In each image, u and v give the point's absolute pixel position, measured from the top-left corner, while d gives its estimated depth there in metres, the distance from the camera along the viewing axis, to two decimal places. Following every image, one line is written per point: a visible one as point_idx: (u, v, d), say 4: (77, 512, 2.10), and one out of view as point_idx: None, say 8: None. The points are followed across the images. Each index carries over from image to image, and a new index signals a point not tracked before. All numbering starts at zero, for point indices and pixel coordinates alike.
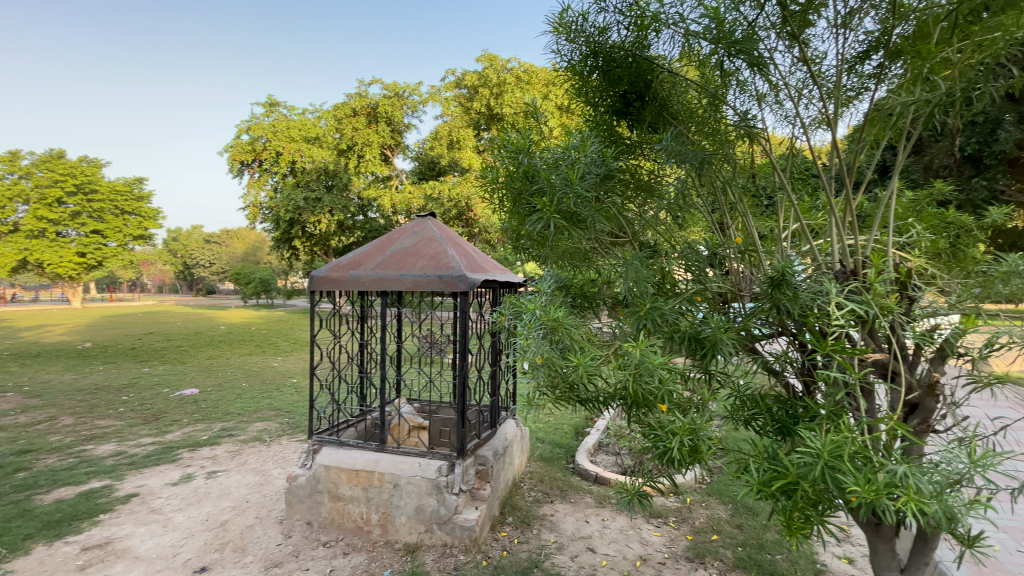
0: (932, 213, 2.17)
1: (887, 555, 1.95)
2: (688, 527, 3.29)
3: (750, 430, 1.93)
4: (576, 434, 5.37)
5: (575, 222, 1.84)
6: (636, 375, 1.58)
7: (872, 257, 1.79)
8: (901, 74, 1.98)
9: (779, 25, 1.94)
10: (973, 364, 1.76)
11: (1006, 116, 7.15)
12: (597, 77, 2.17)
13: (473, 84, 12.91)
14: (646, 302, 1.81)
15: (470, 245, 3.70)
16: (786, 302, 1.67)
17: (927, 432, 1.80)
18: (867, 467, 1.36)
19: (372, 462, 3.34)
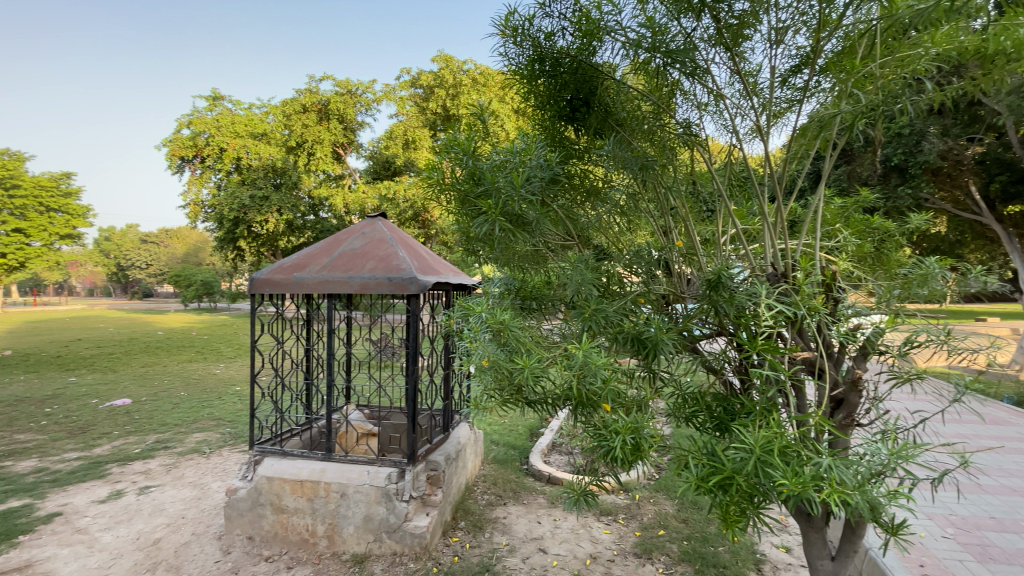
0: (860, 218, 2.31)
1: (820, 544, 2.04)
2: (637, 524, 3.36)
3: (692, 428, 1.99)
4: (530, 436, 5.38)
5: (521, 225, 1.86)
6: (582, 376, 1.61)
7: (802, 261, 1.89)
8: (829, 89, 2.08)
9: (715, 39, 2.01)
10: (893, 361, 1.89)
11: (924, 131, 7.78)
12: (543, 81, 2.19)
13: (428, 84, 12.78)
14: (593, 303, 1.85)
15: (421, 247, 3.64)
16: (723, 303, 1.74)
17: (852, 425, 1.91)
18: (795, 460, 1.44)
19: (318, 471, 3.22)
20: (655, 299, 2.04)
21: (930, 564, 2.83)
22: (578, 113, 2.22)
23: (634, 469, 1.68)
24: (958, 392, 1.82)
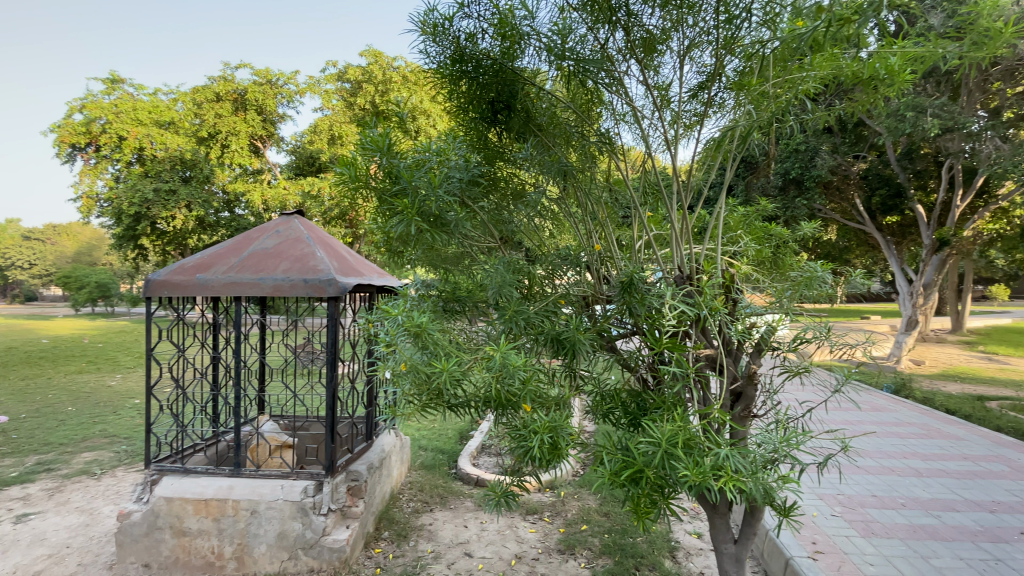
0: (760, 225, 2.50)
1: (724, 528, 2.18)
2: (561, 521, 3.43)
3: (609, 424, 2.05)
4: (459, 439, 5.34)
5: (438, 226, 1.83)
6: (501, 378, 1.60)
7: (706, 264, 2.03)
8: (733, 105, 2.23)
9: (628, 51, 2.09)
10: (784, 355, 2.07)
11: (818, 148, 8.65)
12: (464, 82, 2.18)
13: (356, 78, 12.33)
14: (513, 304, 1.87)
15: (342, 247, 3.48)
16: (635, 304, 1.83)
17: (749, 417, 2.07)
18: (697, 453, 1.53)
19: (225, 489, 2.99)
20: (575, 300, 2.09)
21: (820, 541, 3.13)
22: (499, 116, 2.22)
23: (554, 468, 1.71)
24: (838, 383, 2.02)
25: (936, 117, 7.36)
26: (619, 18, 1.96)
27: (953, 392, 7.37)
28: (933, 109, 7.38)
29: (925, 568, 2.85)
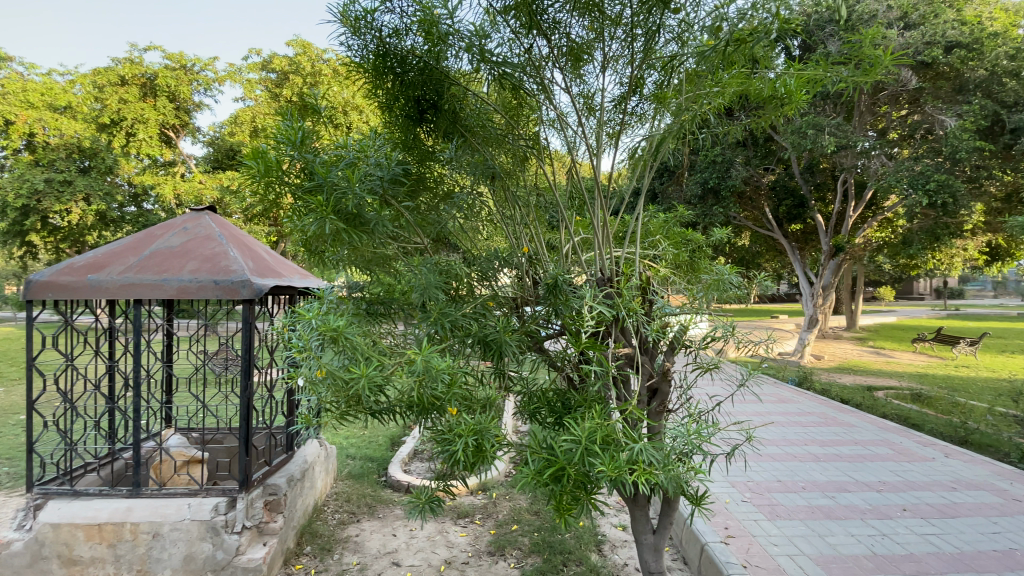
0: (678, 231, 2.63)
1: (644, 520, 2.28)
2: (492, 523, 3.44)
3: (534, 424, 2.07)
4: (390, 446, 5.20)
5: (356, 225, 1.76)
6: (422, 382, 1.56)
7: (625, 267, 2.12)
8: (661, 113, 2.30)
9: (555, 57, 2.12)
10: (696, 353, 2.20)
11: (733, 160, 9.31)
12: (387, 80, 2.12)
13: (282, 69, 11.72)
14: (436, 305, 1.84)
15: (260, 247, 3.28)
16: (561, 304, 1.92)
17: (665, 412, 2.17)
18: (614, 449, 1.58)
19: (122, 512, 2.72)
20: (502, 301, 2.09)
21: (732, 526, 3.36)
22: (426, 115, 2.19)
23: (478, 470, 1.70)
24: (743, 377, 2.18)
25: (833, 135, 8.17)
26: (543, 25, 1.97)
27: (847, 383, 8.19)
28: (830, 128, 8.18)
29: (821, 545, 3.14)
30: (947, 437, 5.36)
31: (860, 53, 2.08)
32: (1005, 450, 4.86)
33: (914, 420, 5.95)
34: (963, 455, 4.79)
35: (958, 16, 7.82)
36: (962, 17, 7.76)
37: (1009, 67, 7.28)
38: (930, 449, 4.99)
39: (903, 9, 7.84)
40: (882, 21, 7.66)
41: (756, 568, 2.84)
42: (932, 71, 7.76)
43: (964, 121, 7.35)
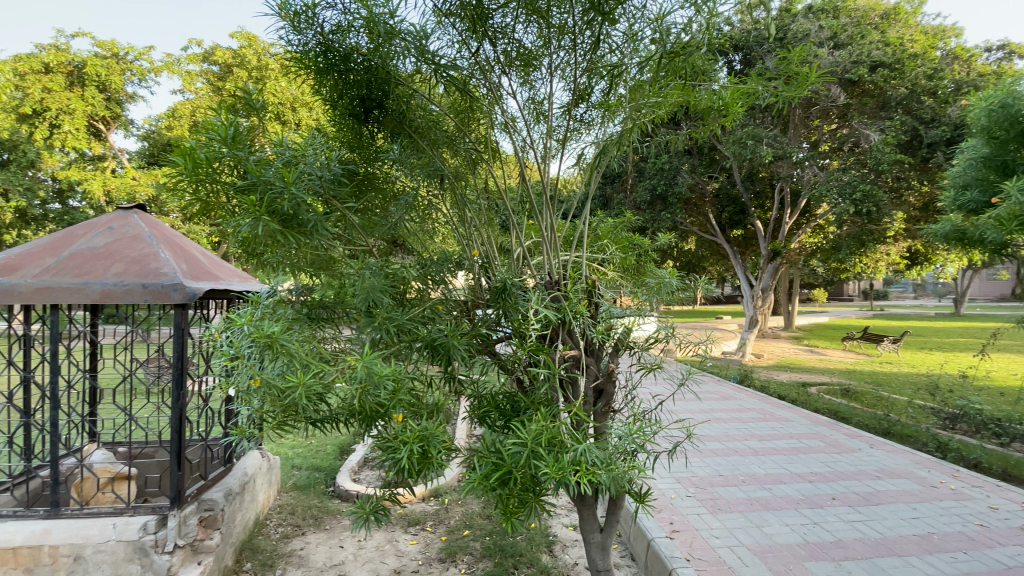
0: (625, 236, 2.70)
1: (591, 519, 2.32)
2: (443, 529, 3.40)
3: (483, 427, 2.05)
4: (339, 455, 5.05)
5: (293, 226, 1.68)
6: (365, 389, 1.51)
7: (571, 271, 2.16)
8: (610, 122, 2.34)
9: (503, 62, 2.12)
10: (640, 354, 2.27)
11: (679, 167, 9.68)
12: (328, 76, 2.06)
13: (226, 61, 11.18)
14: (381, 309, 1.78)
15: (196, 249, 3.11)
16: (509, 307, 1.92)
17: (610, 412, 2.23)
18: (558, 451, 1.59)
19: (39, 534, 2.51)
20: (453, 305, 2.06)
21: (677, 521, 3.48)
22: (370, 114, 2.15)
23: (425, 478, 1.66)
24: (683, 377, 2.27)
25: (770, 146, 8.64)
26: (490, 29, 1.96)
27: (783, 380, 8.68)
28: (768, 139, 8.66)
29: (758, 535, 3.30)
30: (871, 429, 5.77)
31: (787, 69, 2.21)
32: (921, 439, 5.28)
33: (843, 413, 6.37)
34: (885, 446, 5.17)
35: (882, 38, 8.46)
36: (885, 40, 8.40)
37: (925, 87, 7.94)
38: (857, 441, 5.35)
39: (833, 30, 8.40)
40: (814, 40, 8.18)
41: (698, 561, 2.96)
42: (859, 88, 8.35)
43: (886, 136, 7.96)
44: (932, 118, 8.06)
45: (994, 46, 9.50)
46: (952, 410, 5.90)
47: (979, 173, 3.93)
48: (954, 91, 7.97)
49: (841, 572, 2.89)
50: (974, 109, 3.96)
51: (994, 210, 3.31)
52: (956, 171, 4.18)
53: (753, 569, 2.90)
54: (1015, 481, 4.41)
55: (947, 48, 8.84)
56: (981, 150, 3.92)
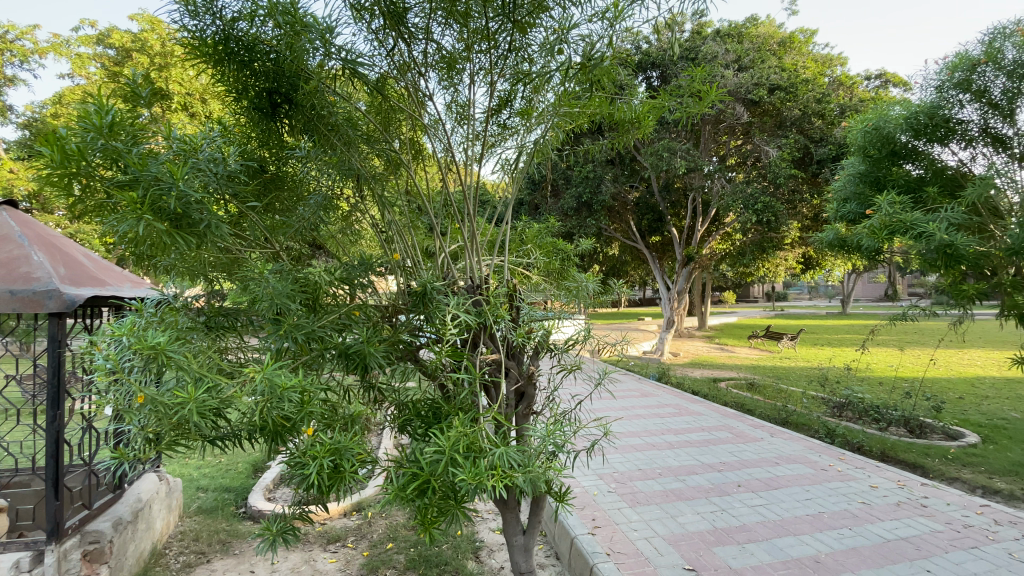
0: (549, 241, 2.76)
1: (515, 521, 2.33)
2: (365, 544, 3.27)
3: (403, 434, 1.97)
4: (251, 473, 4.71)
5: (182, 226, 1.54)
6: (268, 404, 1.41)
7: (493, 276, 2.16)
8: (535, 129, 2.35)
9: (423, 61, 2.07)
10: (561, 355, 2.31)
11: (603, 176, 10.08)
12: (227, 66, 1.93)
13: (123, 45, 10.12)
14: (288, 317, 1.67)
15: (78, 251, 2.78)
16: (429, 312, 1.89)
17: (530, 414, 2.26)
18: (476, 457, 1.57)
19: None
20: (372, 312, 1.98)
21: (599, 516, 3.60)
22: (278, 109, 2.03)
23: (338, 493, 1.58)
24: (600, 377, 2.35)
25: (684, 159, 9.23)
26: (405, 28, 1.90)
27: (697, 377, 9.28)
28: (682, 152, 9.25)
29: (673, 525, 3.49)
30: (773, 419, 6.31)
31: (692, 86, 2.37)
32: (814, 427, 5.85)
33: (748, 406, 6.92)
34: (784, 434, 5.68)
35: (780, 63, 9.31)
36: (781, 65, 9.25)
37: (815, 110, 8.84)
38: (760, 431, 5.82)
39: (737, 53, 9.14)
40: (721, 62, 8.86)
41: (618, 554, 3.07)
42: (760, 108, 9.14)
43: (782, 152, 8.77)
44: (821, 137, 9.00)
45: (871, 76, 10.77)
46: (839, 400, 6.59)
47: (856, 188, 4.44)
48: (839, 114, 8.94)
49: (745, 554, 3.12)
50: (853, 130, 4.45)
51: (868, 221, 3.74)
52: (839, 185, 4.67)
53: (668, 558, 3.06)
54: (889, 460, 5.00)
55: (833, 76, 9.92)
56: (858, 167, 4.41)
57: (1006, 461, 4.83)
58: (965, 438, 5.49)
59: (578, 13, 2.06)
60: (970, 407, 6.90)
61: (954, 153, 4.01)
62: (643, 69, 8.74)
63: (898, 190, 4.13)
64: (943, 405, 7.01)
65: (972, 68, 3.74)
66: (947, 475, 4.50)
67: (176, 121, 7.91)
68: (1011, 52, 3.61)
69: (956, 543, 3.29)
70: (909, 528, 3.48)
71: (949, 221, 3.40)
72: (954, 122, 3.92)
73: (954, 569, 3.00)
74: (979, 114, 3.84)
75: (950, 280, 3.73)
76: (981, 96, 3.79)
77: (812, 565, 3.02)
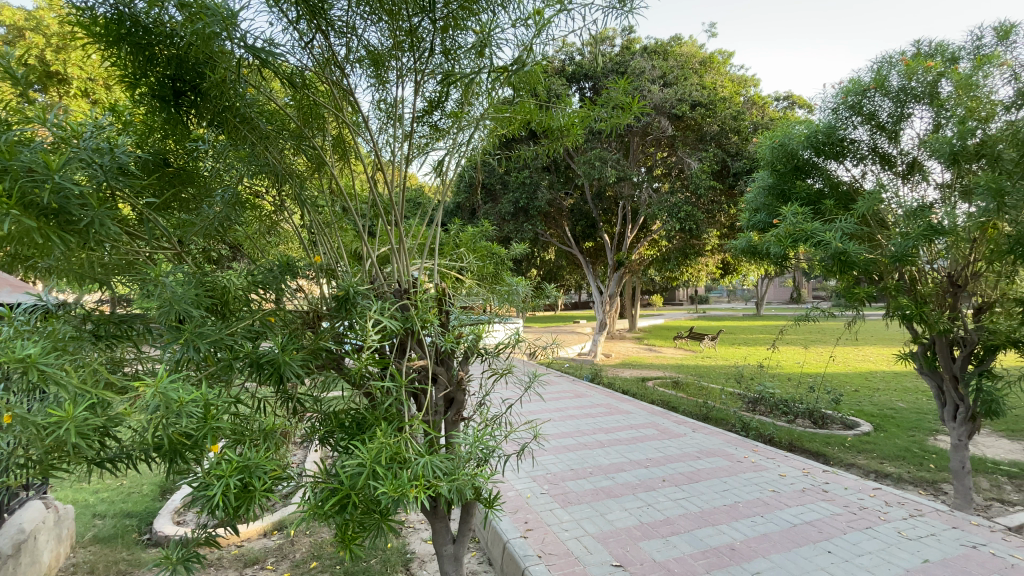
0: (483, 245, 2.75)
1: (444, 530, 2.29)
2: (287, 564, 3.08)
3: (325, 446, 1.86)
4: (158, 495, 4.31)
5: (59, 222, 1.38)
6: (162, 420, 1.27)
7: (421, 280, 2.11)
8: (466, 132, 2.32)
9: (347, 56, 1.99)
10: (491, 360, 2.30)
11: (539, 182, 10.25)
12: (125, 49, 1.79)
13: (11, 22, 9.00)
14: (190, 324, 1.53)
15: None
16: (353, 316, 1.80)
17: (459, 421, 2.24)
18: (399, 468, 1.52)
19: None
20: (289, 318, 1.87)
21: (531, 519, 3.62)
22: (182, 97, 1.90)
23: (248, 513, 1.46)
24: (530, 380, 2.37)
25: (614, 168, 9.61)
26: (326, 21, 1.80)
27: (626, 377, 9.63)
28: (612, 161, 9.61)
29: (602, 522, 3.58)
30: (695, 416, 6.68)
31: (619, 98, 2.45)
32: (731, 421, 6.24)
33: (672, 403, 7.28)
34: (704, 429, 6.01)
35: (701, 81, 9.91)
36: (702, 83, 9.85)
37: (731, 126, 9.50)
38: (683, 427, 6.13)
39: (663, 70, 9.65)
40: (648, 78, 9.31)
41: (549, 556, 3.10)
42: (683, 122, 9.69)
43: (702, 165, 9.36)
44: (737, 152, 9.67)
45: (780, 97, 11.75)
46: (753, 395, 7.09)
47: (765, 200, 4.81)
48: (752, 131, 9.68)
49: (669, 546, 3.26)
50: (762, 146, 4.80)
51: (775, 230, 4.06)
52: (750, 197, 5.04)
53: (596, 556, 3.13)
54: (797, 450, 5.44)
55: (747, 96, 10.72)
56: (767, 180, 4.78)
57: (893, 447, 5.40)
58: (859, 427, 6.09)
59: (504, 19, 2.08)
60: (864, 399, 7.66)
61: (848, 169, 4.45)
62: (575, 80, 9.02)
63: (801, 202, 4.51)
64: (841, 398, 7.75)
65: (862, 93, 4.16)
66: (846, 462, 4.96)
67: (75, 108, 7.12)
68: (895, 80, 4.05)
69: (853, 524, 3.62)
70: (813, 513, 3.79)
71: (844, 231, 3.75)
72: (847, 141, 4.35)
73: (851, 548, 3.29)
74: (869, 135, 4.30)
75: (845, 284, 4.12)
76: (871, 119, 4.23)
77: (728, 553, 3.20)
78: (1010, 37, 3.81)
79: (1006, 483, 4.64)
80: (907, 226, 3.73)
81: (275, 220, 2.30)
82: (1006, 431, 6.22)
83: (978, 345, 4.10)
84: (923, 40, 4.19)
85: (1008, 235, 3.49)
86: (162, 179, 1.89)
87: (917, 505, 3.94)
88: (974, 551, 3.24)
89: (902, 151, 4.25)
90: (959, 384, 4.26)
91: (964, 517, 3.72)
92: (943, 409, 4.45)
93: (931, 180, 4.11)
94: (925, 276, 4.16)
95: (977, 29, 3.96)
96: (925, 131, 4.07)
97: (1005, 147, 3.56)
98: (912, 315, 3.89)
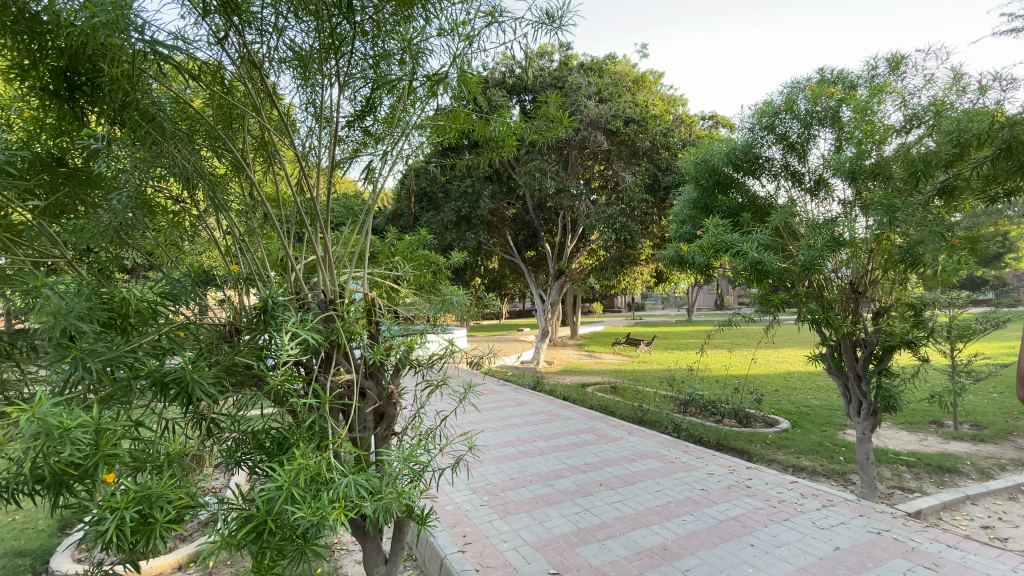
0: (422, 253, 2.70)
1: (375, 551, 2.23)
2: None
3: (243, 469, 1.74)
4: (57, 530, 3.88)
5: None
6: (42, 448, 1.13)
7: (349, 290, 2.03)
8: (394, 141, 2.25)
9: (273, 54, 1.93)
10: (424, 371, 2.26)
11: (481, 192, 10.27)
12: (10, 38, 1.63)
13: None
14: (79, 340, 1.37)
15: None
16: (272, 327, 1.68)
17: (390, 437, 2.19)
18: (319, 490, 1.44)
19: None
20: (203, 332, 1.75)
21: (470, 532, 3.57)
22: (78, 91, 1.75)
23: (149, 552, 1.32)
24: (465, 391, 2.33)
25: (553, 180, 9.85)
26: (242, 16, 1.71)
27: (567, 381, 10.04)
28: (551, 173, 9.84)
29: (541, 531, 3.59)
30: (631, 419, 6.89)
31: (551, 112, 2.49)
32: (664, 423, 6.49)
33: (610, 407, 7.45)
34: (640, 432, 6.21)
35: (634, 99, 10.33)
36: (635, 101, 10.30)
37: (662, 142, 10.02)
38: (620, 431, 6.30)
39: (598, 86, 9.97)
40: (584, 94, 9.61)
41: (487, 569, 3.07)
42: (618, 138, 10.07)
43: (636, 178, 9.79)
44: (667, 166, 10.19)
45: (706, 116, 12.52)
46: (685, 397, 7.44)
47: (690, 212, 5.01)
48: (681, 147, 10.24)
49: (604, 550, 3.32)
50: (686, 160, 5.04)
51: (698, 240, 4.32)
52: (677, 210, 5.25)
53: (535, 565, 3.13)
54: (724, 448, 5.72)
55: (675, 115, 11.34)
56: (690, 194, 5.00)
57: (807, 442, 5.82)
58: (778, 425, 6.50)
59: (431, 30, 2.10)
60: (783, 398, 8.22)
61: (764, 185, 4.80)
62: (515, 92, 9.18)
63: (722, 215, 4.81)
64: (763, 398, 8.27)
65: (774, 114, 4.52)
66: (767, 458, 5.28)
67: None
68: (803, 103, 4.43)
69: (774, 517, 3.86)
70: (738, 508, 4.01)
71: (759, 242, 4.03)
72: (762, 159, 4.70)
73: (771, 540, 3.49)
74: (781, 154, 4.68)
75: (763, 292, 4.42)
76: (782, 139, 4.60)
77: (660, 552, 3.32)
78: (900, 68, 4.29)
79: (904, 472, 5.12)
80: (814, 238, 4.07)
81: (193, 227, 2.16)
82: (904, 424, 6.88)
83: (877, 346, 4.49)
84: (826, 68, 4.60)
85: (899, 246, 3.89)
86: (55, 180, 1.79)
87: (828, 496, 4.26)
88: (879, 537, 3.54)
89: (809, 169, 4.64)
90: (862, 383, 4.65)
91: (870, 505, 4.06)
92: (848, 405, 4.83)
93: (834, 197, 4.51)
94: (831, 283, 4.54)
95: (872, 60, 4.42)
96: (829, 152, 4.46)
97: (896, 167, 3.98)
98: (820, 320, 4.22)
